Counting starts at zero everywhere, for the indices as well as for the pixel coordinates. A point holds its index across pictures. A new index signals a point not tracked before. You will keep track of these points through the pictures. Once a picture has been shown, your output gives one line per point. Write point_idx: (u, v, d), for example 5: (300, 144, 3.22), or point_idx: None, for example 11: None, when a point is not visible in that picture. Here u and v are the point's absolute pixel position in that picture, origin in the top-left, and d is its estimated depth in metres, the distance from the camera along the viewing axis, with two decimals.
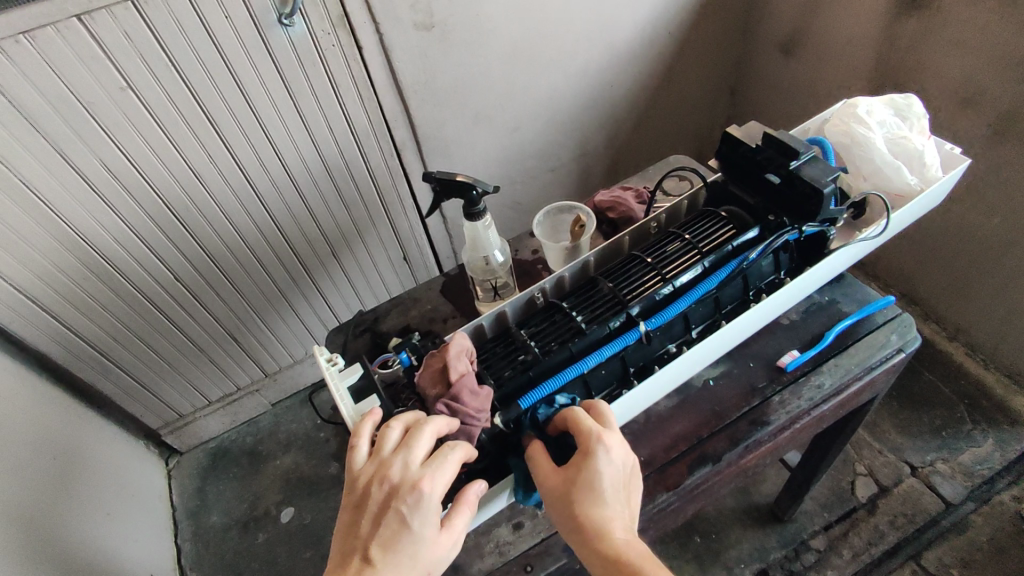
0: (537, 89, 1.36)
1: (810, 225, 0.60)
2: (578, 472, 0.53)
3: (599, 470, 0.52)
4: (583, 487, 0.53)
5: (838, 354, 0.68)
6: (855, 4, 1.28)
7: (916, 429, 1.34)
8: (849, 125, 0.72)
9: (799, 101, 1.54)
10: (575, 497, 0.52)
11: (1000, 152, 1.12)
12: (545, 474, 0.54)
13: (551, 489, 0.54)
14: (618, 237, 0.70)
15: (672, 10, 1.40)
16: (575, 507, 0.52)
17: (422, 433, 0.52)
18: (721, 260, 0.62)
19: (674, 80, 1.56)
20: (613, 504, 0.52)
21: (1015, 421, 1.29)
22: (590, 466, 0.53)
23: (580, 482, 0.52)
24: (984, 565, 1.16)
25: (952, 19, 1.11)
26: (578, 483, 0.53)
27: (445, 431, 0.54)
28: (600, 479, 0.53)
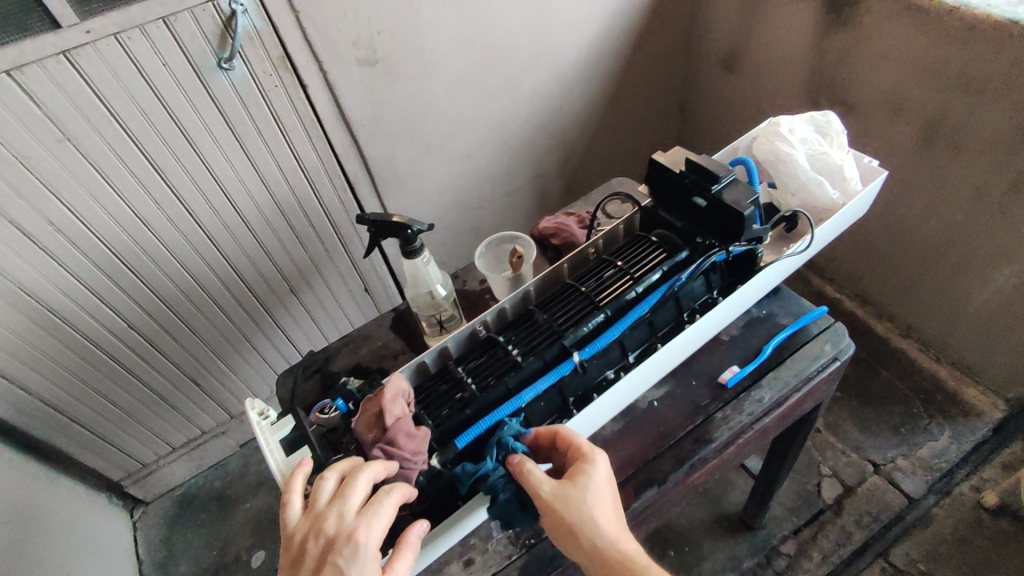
0: (487, 116, 1.38)
1: (736, 245, 0.62)
2: (582, 480, 0.55)
3: (600, 475, 0.55)
4: (589, 490, 0.54)
5: (776, 367, 0.70)
6: (787, 20, 1.34)
7: (875, 427, 1.37)
8: (773, 144, 0.75)
9: (744, 114, 1.58)
10: (588, 500, 0.54)
11: (933, 156, 1.18)
12: (545, 487, 0.54)
13: (557, 500, 0.54)
14: (557, 264, 0.70)
15: (614, 33, 1.44)
16: (589, 509, 0.53)
17: (358, 479, 0.52)
18: (652, 285, 0.63)
19: (622, 100, 1.60)
20: (611, 509, 0.55)
21: (968, 413, 1.34)
22: (594, 474, 0.55)
23: (590, 488, 0.54)
24: (949, 558, 1.19)
25: (875, 33, 1.17)
26: (584, 489, 0.54)
27: (383, 475, 0.54)
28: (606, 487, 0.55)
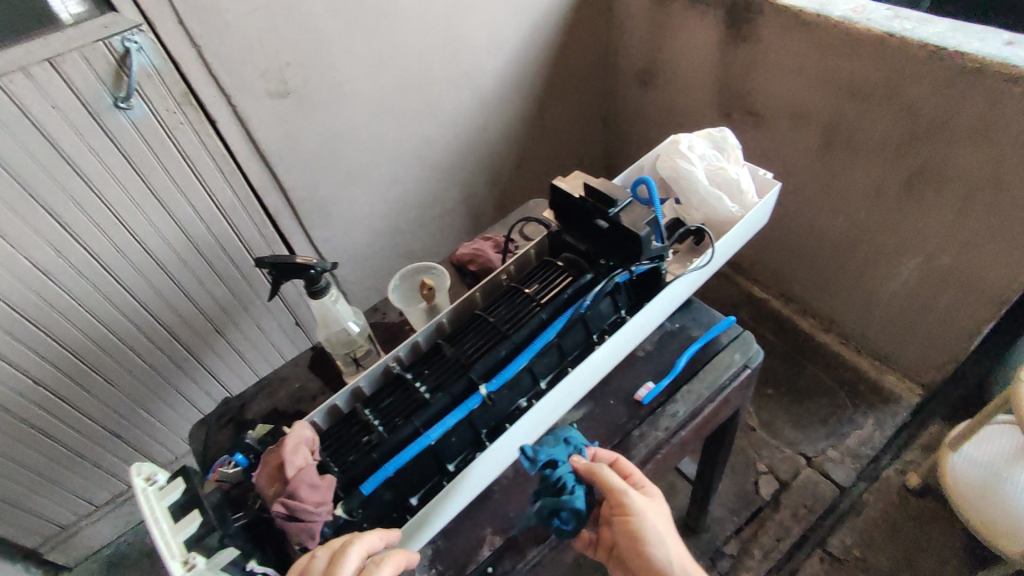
0: (410, 141, 1.37)
1: (637, 265, 0.64)
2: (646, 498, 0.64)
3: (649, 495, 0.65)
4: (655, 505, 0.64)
5: (690, 380, 0.72)
6: (692, 37, 1.40)
7: (806, 420, 1.42)
8: (674, 161, 0.78)
9: (663, 127, 1.64)
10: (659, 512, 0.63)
11: (835, 160, 1.25)
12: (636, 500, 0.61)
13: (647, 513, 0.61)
14: (470, 293, 0.70)
15: (532, 54, 1.47)
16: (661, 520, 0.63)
17: (350, 551, 0.51)
18: (558, 310, 0.64)
19: (546, 117, 1.62)
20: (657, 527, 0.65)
21: (888, 400, 1.41)
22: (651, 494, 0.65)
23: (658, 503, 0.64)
24: (881, 541, 1.24)
25: (771, 47, 1.23)
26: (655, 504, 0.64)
27: (376, 545, 0.54)
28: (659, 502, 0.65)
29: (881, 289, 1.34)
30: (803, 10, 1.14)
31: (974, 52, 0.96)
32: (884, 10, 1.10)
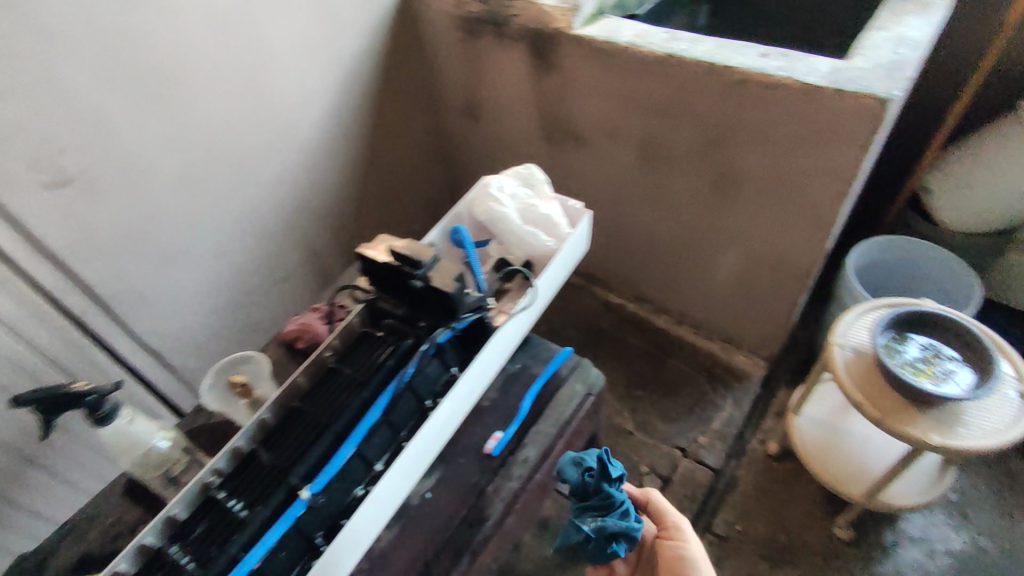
0: (233, 209, 1.28)
1: (457, 322, 0.66)
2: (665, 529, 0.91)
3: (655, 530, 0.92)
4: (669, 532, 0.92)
5: (535, 422, 0.75)
6: (505, 71, 1.45)
7: (674, 413, 1.49)
8: (486, 205, 0.78)
9: (497, 156, 1.68)
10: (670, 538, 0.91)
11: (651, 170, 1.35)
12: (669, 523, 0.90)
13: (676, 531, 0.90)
14: (290, 380, 0.65)
15: (352, 103, 1.44)
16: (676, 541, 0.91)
17: None
18: (379, 388, 0.65)
19: (381, 162, 1.60)
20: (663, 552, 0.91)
21: (740, 377, 1.53)
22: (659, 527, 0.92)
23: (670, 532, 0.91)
24: (758, 510, 1.35)
25: (575, 74, 1.31)
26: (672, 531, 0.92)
27: None
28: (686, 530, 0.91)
29: (713, 279, 1.47)
30: (595, 39, 1.22)
31: (738, 64, 1.08)
32: (662, 34, 1.21)
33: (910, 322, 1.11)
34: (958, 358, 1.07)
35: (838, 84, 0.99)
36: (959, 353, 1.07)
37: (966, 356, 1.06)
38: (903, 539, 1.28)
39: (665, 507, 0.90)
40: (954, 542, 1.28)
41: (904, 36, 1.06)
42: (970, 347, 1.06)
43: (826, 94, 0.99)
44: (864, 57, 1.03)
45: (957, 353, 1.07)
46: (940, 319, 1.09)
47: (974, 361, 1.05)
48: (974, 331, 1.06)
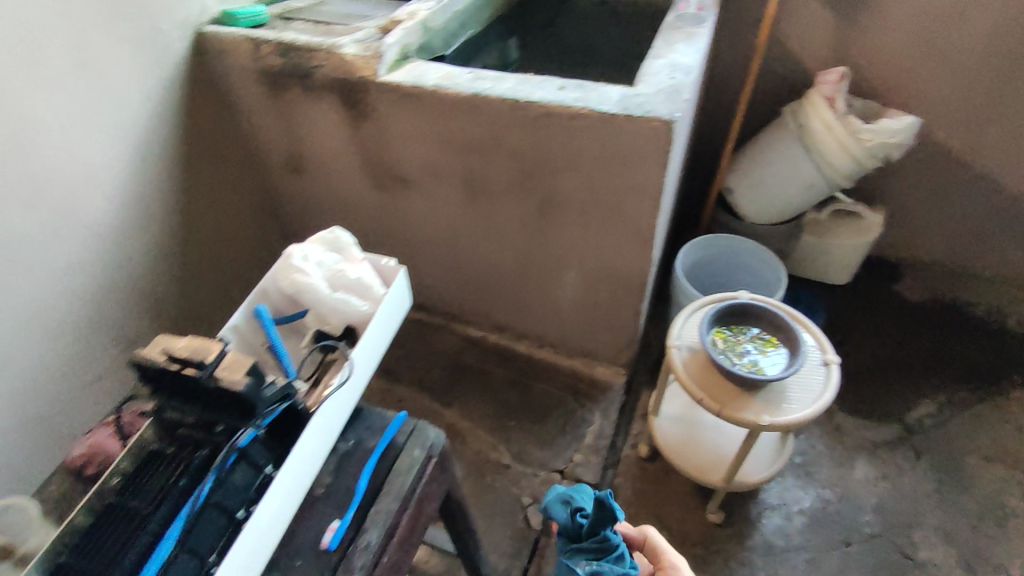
0: (21, 312, 1.07)
1: (258, 419, 0.63)
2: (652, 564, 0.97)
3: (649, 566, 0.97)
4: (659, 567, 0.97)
5: (375, 499, 0.70)
6: (320, 121, 1.40)
7: (548, 436, 1.50)
8: (290, 278, 0.75)
9: (329, 208, 1.62)
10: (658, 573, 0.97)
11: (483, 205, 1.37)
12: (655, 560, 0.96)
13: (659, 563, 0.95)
14: (67, 522, 0.59)
15: (154, 172, 1.31)
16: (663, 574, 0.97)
17: None
18: (174, 512, 0.60)
19: (202, 230, 1.47)
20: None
21: (603, 388, 1.59)
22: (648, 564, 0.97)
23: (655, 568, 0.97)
24: (640, 514, 1.40)
25: (390, 119, 1.30)
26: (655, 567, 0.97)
27: None
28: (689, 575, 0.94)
29: (561, 299, 1.52)
30: (402, 84, 1.23)
31: (540, 99, 1.13)
32: (467, 74, 1.24)
33: (730, 314, 1.21)
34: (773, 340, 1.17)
35: (627, 109, 1.08)
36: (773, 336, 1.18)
37: (779, 338, 1.17)
38: (765, 509, 1.39)
39: (661, 547, 0.94)
40: (806, 502, 1.41)
41: (677, 62, 1.18)
42: (780, 329, 1.16)
43: (620, 121, 1.08)
44: (646, 82, 1.14)
45: (772, 336, 1.18)
46: (754, 308, 1.20)
47: (785, 341, 1.15)
48: (781, 315, 1.17)
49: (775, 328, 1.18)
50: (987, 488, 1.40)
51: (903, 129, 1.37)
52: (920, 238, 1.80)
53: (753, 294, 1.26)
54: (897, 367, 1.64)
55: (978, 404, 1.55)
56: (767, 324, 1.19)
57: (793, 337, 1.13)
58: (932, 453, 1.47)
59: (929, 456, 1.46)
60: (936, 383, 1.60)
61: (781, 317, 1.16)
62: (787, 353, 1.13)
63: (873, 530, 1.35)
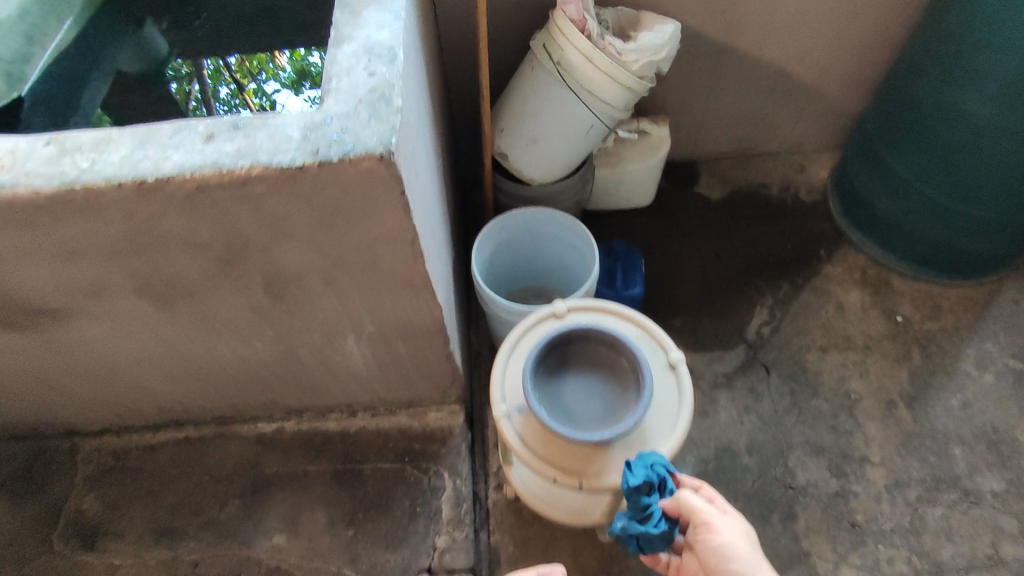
0: None
1: None
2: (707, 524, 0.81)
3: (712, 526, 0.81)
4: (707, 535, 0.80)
5: None
6: None
7: (399, 530, 1.21)
8: None
9: None
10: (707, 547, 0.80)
11: (180, 308, 0.93)
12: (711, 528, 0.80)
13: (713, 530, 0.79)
14: None
15: None
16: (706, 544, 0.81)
17: None
18: None
19: None
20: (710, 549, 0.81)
21: (444, 436, 1.30)
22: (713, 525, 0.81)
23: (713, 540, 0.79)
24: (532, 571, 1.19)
25: None
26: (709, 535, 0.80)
27: None
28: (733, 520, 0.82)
29: (352, 367, 1.16)
30: None
31: (178, 169, 0.70)
32: (41, 144, 0.73)
33: (555, 346, 0.96)
34: (612, 361, 0.96)
35: (319, 154, 0.70)
36: (611, 356, 0.96)
37: (618, 357, 0.95)
38: None
39: (695, 509, 0.80)
40: (687, 471, 1.31)
41: (372, 45, 0.80)
42: (617, 349, 0.95)
43: (314, 170, 0.70)
44: (336, 94, 0.75)
45: (610, 357, 0.96)
46: (580, 330, 0.96)
47: (626, 361, 0.94)
48: (613, 331, 0.94)
49: (610, 348, 0.96)
50: (832, 381, 1.40)
51: (666, 41, 1.14)
52: (705, 132, 1.68)
53: (573, 303, 1.01)
54: (723, 282, 1.56)
55: (800, 293, 1.53)
56: (600, 343, 0.97)
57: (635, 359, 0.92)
58: (778, 364, 1.43)
59: (777, 369, 1.42)
60: (761, 286, 1.55)
61: (614, 334, 0.94)
62: (634, 378, 0.93)
63: (754, 474, 1.29)
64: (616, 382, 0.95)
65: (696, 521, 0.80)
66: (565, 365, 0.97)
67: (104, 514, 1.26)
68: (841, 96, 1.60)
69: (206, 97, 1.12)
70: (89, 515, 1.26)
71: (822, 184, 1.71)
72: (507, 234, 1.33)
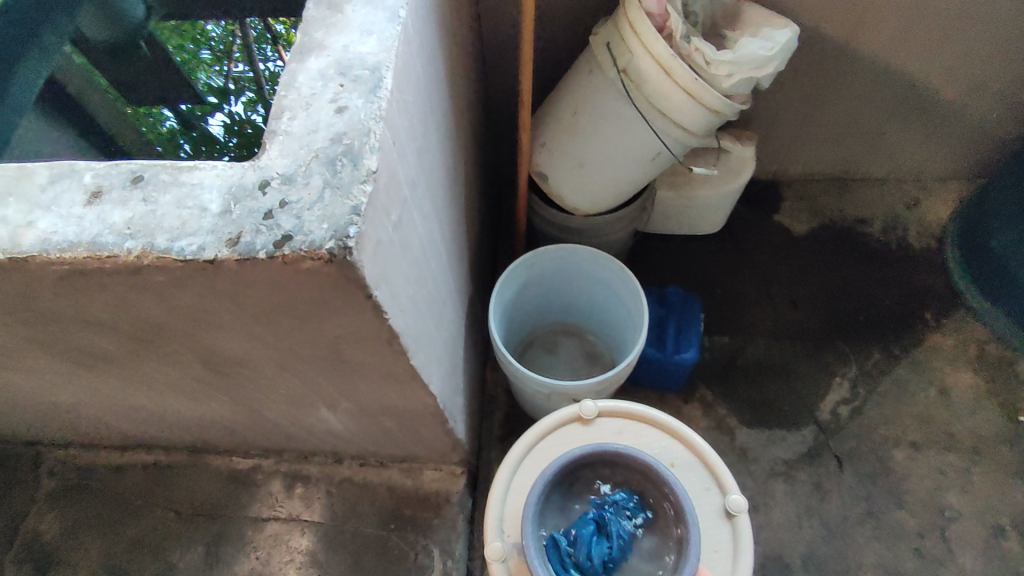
0: None
1: None
2: None
3: None
4: None
5: None
6: None
7: None
8: None
9: None
10: None
11: (106, 370, 0.73)
12: None
13: None
14: None
15: None
16: None
17: None
18: None
19: None
20: None
21: (438, 503, 1.10)
22: None
23: None
24: None
25: None
26: None
27: None
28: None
29: (332, 429, 0.96)
30: None
31: (40, 244, 0.48)
32: None
33: (576, 467, 0.75)
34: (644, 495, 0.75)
35: (238, 244, 0.46)
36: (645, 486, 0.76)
37: (653, 491, 0.75)
38: None
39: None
40: None
41: (350, 64, 0.56)
42: (653, 480, 0.74)
43: (234, 266, 0.47)
44: (284, 141, 0.51)
45: (643, 489, 0.75)
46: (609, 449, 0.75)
47: (664, 499, 0.74)
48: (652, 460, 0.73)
49: (645, 476, 0.75)
50: (922, 489, 1.12)
51: (776, 52, 0.86)
52: (798, 149, 1.36)
53: (605, 407, 0.80)
54: (798, 341, 1.27)
55: (895, 368, 1.23)
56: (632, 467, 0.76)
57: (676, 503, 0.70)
58: (856, 457, 1.16)
59: (854, 463, 1.15)
60: (845, 352, 1.26)
61: (653, 465, 0.73)
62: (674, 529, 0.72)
63: None
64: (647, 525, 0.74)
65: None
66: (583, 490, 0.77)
67: (59, 541, 1.13)
68: (984, 120, 1.25)
69: (246, 41, 1.02)
70: (43, 540, 1.13)
71: (939, 225, 1.38)
72: (536, 272, 1.09)
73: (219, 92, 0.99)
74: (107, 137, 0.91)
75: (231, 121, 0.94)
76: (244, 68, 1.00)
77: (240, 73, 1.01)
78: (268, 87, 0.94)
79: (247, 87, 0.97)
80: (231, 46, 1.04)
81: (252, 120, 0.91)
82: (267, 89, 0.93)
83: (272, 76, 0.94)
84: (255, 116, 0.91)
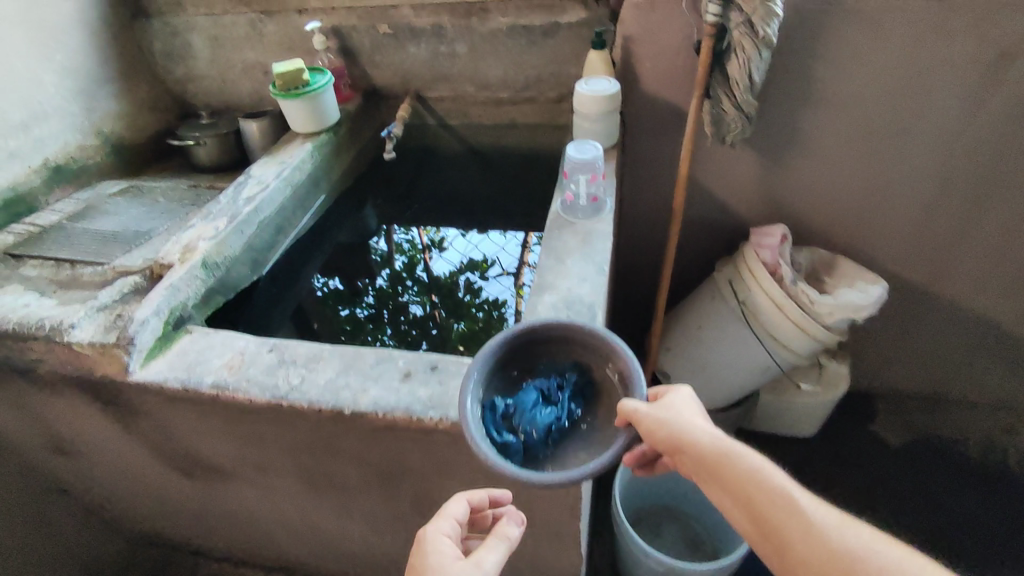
0: None
1: None
2: (657, 419, 0.62)
3: (659, 418, 0.62)
4: (678, 440, 0.61)
5: None
6: (70, 413, 0.94)
7: None
8: None
9: (125, 487, 1.14)
10: (683, 449, 0.60)
11: (330, 495, 0.94)
12: (662, 432, 0.61)
13: (657, 426, 0.62)
14: None
15: None
16: (694, 451, 0.60)
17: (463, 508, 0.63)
18: None
19: None
20: (697, 430, 0.61)
21: None
22: (653, 414, 0.63)
23: (673, 425, 0.61)
24: None
25: (167, 418, 0.86)
26: (669, 427, 0.61)
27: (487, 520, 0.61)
28: (685, 401, 0.66)
29: None
30: (168, 385, 0.78)
31: (373, 406, 0.72)
32: (265, 351, 0.81)
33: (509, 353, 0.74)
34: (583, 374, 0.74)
35: None
36: (583, 367, 0.75)
37: (587, 363, 0.75)
38: None
39: (630, 412, 0.63)
40: None
41: (572, 301, 0.82)
42: (591, 355, 0.74)
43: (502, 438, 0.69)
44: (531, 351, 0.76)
45: (585, 365, 0.75)
46: (550, 335, 0.74)
47: (606, 368, 0.73)
48: (606, 337, 0.71)
49: (578, 350, 0.75)
50: None
51: (872, 300, 1.07)
52: (889, 368, 1.52)
53: None
54: None
55: None
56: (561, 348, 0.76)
57: (621, 362, 0.70)
58: None
59: None
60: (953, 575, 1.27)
61: (580, 327, 0.73)
62: (616, 383, 0.71)
63: None
64: (589, 409, 0.73)
65: (634, 423, 0.63)
66: (514, 374, 0.75)
67: None
68: None
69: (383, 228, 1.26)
70: None
71: None
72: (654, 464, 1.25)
73: (373, 266, 1.18)
74: (312, 309, 1.06)
75: (381, 292, 1.12)
76: (382, 245, 1.22)
77: (379, 246, 1.22)
78: (410, 268, 1.17)
79: (394, 263, 1.18)
80: (367, 226, 1.26)
81: (404, 301, 1.10)
82: (409, 268, 1.17)
83: (412, 254, 1.20)
84: (408, 296, 1.11)
